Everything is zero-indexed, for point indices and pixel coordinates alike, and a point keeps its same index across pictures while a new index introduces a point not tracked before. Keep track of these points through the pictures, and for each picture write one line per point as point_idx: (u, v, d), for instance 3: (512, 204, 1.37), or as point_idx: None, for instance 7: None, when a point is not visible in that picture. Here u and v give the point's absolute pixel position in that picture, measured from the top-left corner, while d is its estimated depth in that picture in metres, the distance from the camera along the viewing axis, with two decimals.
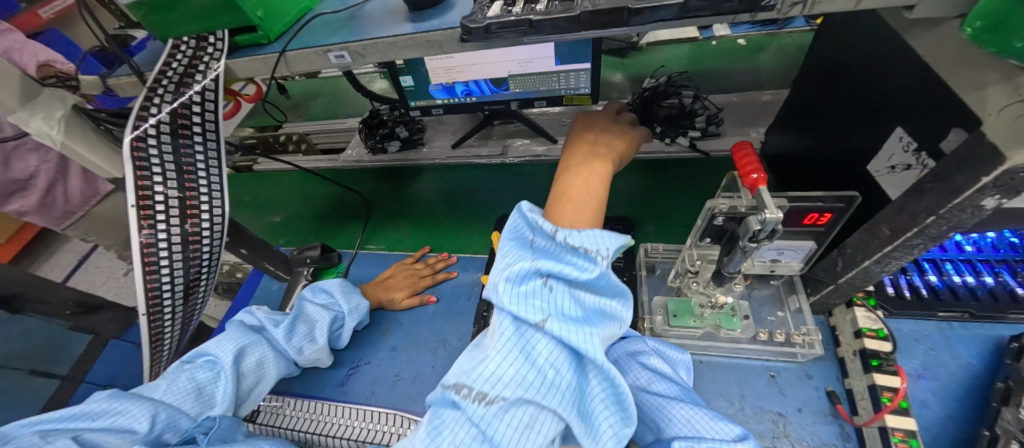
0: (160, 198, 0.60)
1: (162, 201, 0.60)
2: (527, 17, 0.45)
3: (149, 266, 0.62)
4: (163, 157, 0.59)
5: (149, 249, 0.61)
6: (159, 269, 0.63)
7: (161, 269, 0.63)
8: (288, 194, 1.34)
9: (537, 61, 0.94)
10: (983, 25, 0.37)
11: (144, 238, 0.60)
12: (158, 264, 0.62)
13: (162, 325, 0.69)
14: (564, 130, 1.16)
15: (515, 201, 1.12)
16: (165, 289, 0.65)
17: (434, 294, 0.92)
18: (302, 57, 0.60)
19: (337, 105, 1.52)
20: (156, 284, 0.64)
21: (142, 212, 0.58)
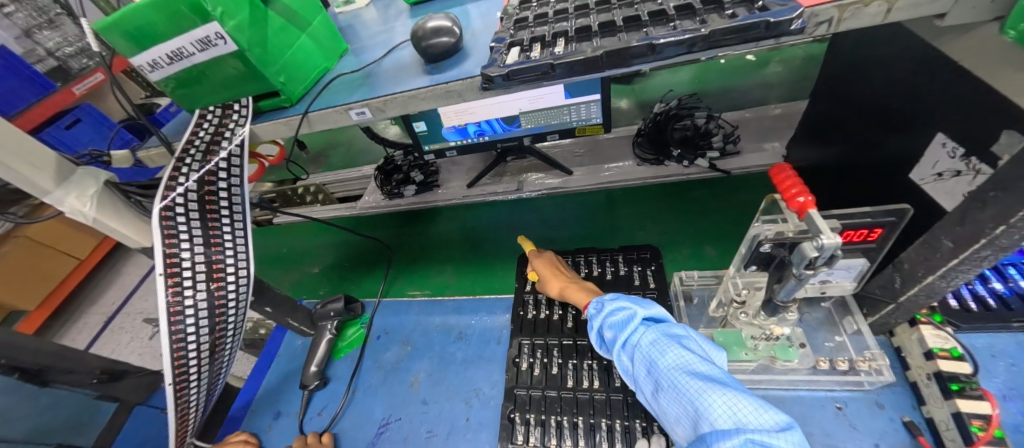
0: (188, 263, 0.59)
1: (189, 267, 0.59)
2: (548, 60, 0.45)
3: (176, 336, 0.60)
4: (191, 223, 0.59)
5: (175, 317, 0.59)
6: (186, 337, 0.61)
7: (188, 336, 0.62)
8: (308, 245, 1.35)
9: (548, 97, 0.96)
10: None
11: (172, 305, 0.58)
12: (184, 332, 0.61)
13: (188, 393, 0.67)
14: (578, 161, 1.15)
15: (534, 236, 1.11)
16: (191, 357, 0.64)
17: (462, 341, 0.89)
18: (324, 117, 0.61)
19: (353, 154, 1.55)
20: (183, 353, 0.62)
21: (170, 279, 0.57)
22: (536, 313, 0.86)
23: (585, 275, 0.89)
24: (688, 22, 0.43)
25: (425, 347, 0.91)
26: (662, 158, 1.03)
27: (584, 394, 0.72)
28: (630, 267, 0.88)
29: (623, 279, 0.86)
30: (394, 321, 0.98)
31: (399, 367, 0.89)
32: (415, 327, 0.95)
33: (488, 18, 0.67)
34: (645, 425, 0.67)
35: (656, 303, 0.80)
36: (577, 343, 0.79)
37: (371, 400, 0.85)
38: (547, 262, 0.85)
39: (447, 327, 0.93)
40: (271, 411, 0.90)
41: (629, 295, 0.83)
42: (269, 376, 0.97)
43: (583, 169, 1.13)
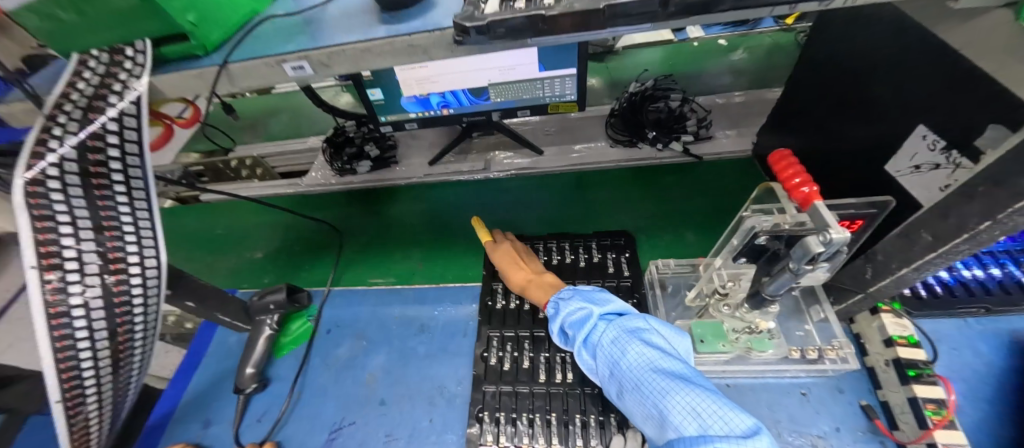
0: (72, 254, 0.45)
1: (75, 259, 0.46)
2: (539, 12, 0.37)
3: (60, 350, 0.47)
4: (71, 203, 0.45)
5: (58, 321, 0.46)
6: (76, 348, 0.48)
7: (79, 347, 0.49)
8: (244, 227, 1.19)
9: (520, 68, 0.87)
10: None
11: (52, 309, 0.45)
12: (73, 342, 0.48)
13: (86, 414, 0.54)
14: (549, 140, 1.09)
15: (500, 220, 1.04)
16: (84, 372, 0.51)
17: (424, 334, 0.82)
18: (250, 70, 0.49)
19: (297, 123, 1.38)
20: (73, 368, 0.49)
21: (47, 274, 0.43)
22: (505, 303, 0.80)
23: (558, 263, 0.84)
24: None
25: (382, 341, 0.82)
26: (635, 140, 1.02)
27: (557, 389, 0.69)
28: (604, 254, 0.84)
29: (596, 267, 0.82)
30: (346, 313, 0.88)
31: (353, 364, 0.80)
32: (371, 319, 0.86)
33: None
34: (620, 418, 0.64)
35: (630, 292, 0.77)
36: (548, 335, 0.75)
37: (321, 402, 0.76)
38: (506, 252, 0.79)
39: (407, 319, 0.85)
40: (201, 418, 0.79)
41: (603, 283, 0.79)
42: (199, 377, 0.85)
43: (554, 148, 1.08)
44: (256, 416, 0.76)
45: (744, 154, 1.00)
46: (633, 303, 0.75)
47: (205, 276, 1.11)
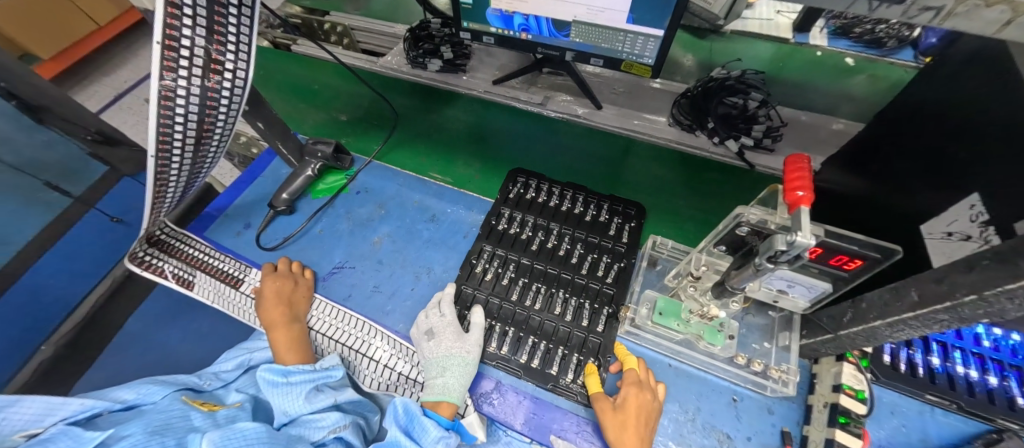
0: (186, 43, 0.56)
1: (188, 48, 0.56)
2: None
3: (165, 118, 0.60)
4: (196, 1, 0.54)
5: (167, 95, 0.58)
6: (173, 120, 0.61)
7: (175, 120, 0.61)
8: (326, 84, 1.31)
9: (609, 13, 0.87)
10: None
11: (163, 81, 0.57)
12: (172, 114, 0.60)
13: (168, 179, 0.69)
14: (613, 99, 1.08)
15: (538, 156, 1.09)
16: (175, 138, 0.63)
17: (433, 223, 0.91)
18: None
19: (395, 7, 1.43)
20: (168, 137, 0.62)
21: (166, 52, 0.55)
22: (508, 225, 0.87)
23: (567, 210, 0.88)
24: None
25: (396, 216, 0.93)
26: (695, 126, 0.97)
27: (522, 309, 0.76)
28: (611, 218, 0.87)
29: (600, 225, 0.86)
30: (376, 184, 0.99)
31: (367, 225, 0.92)
32: (394, 195, 0.97)
33: None
34: (563, 352, 0.72)
35: (619, 257, 0.81)
36: (532, 264, 0.81)
37: (333, 244, 0.89)
38: (635, 397, 0.63)
39: (423, 207, 0.94)
40: (241, 220, 0.95)
41: (599, 241, 0.83)
42: (250, 188, 1.00)
43: (615, 108, 1.06)
44: (282, 233, 0.91)
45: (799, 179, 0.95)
46: (618, 266, 0.80)
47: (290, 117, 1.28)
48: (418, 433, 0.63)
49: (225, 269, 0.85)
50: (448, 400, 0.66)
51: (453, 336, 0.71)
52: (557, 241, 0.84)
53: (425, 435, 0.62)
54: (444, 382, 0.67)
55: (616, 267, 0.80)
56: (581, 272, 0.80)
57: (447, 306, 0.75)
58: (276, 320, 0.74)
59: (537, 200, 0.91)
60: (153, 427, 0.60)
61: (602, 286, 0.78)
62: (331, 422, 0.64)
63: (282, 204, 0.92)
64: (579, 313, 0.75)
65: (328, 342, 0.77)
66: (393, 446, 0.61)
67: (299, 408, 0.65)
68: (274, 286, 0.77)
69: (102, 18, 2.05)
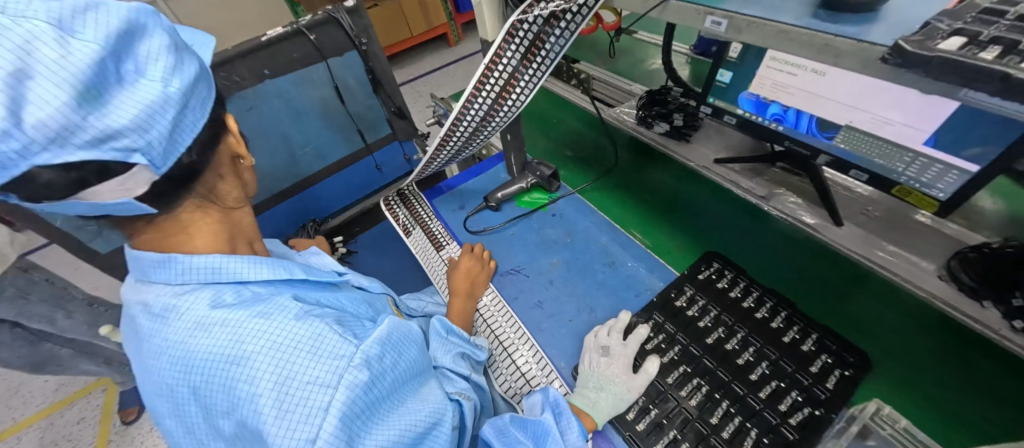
0: (501, 67, 0.74)
1: (500, 71, 0.75)
2: (1002, 69, 0.33)
3: (462, 114, 0.81)
4: (522, 41, 0.71)
5: (471, 99, 0.78)
6: (465, 116, 0.81)
7: (466, 117, 0.82)
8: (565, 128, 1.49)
9: (898, 128, 0.74)
10: None
11: (475, 90, 0.77)
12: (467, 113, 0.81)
13: (441, 153, 0.92)
14: (863, 220, 0.91)
15: (742, 246, 1.00)
16: (460, 129, 0.84)
17: (610, 268, 0.93)
18: (679, 11, 0.61)
19: (640, 71, 1.54)
20: (456, 127, 0.83)
21: (485, 72, 0.75)
22: (685, 305, 0.82)
23: (760, 319, 0.78)
24: None
25: (578, 249, 0.98)
26: (984, 293, 0.71)
27: (674, 398, 0.70)
28: (817, 351, 0.73)
29: (800, 354, 0.72)
30: (570, 213, 1.07)
31: (551, 246, 0.99)
32: (584, 229, 1.03)
33: None
34: None
35: (814, 401, 0.67)
36: (700, 357, 0.74)
37: (518, 250, 1.00)
38: None
39: (606, 251, 0.97)
40: (459, 202, 1.16)
41: (791, 370, 0.71)
42: (475, 179, 1.21)
43: (863, 231, 0.89)
44: (484, 223, 1.07)
45: None
46: (811, 411, 0.66)
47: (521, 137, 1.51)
48: (563, 427, 0.62)
49: (436, 234, 1.05)
50: (592, 416, 0.66)
51: (625, 370, 0.71)
52: (738, 346, 0.74)
53: (569, 435, 0.62)
54: (600, 399, 0.68)
55: (805, 411, 0.66)
56: (757, 394, 0.68)
57: (631, 340, 0.76)
58: (461, 290, 0.88)
59: (728, 293, 0.83)
60: (368, 299, 0.75)
61: (780, 423, 0.65)
62: (464, 391, 0.70)
63: (494, 202, 1.09)
64: (742, 439, 0.64)
65: (484, 328, 0.86)
66: (540, 426, 0.62)
67: (449, 362, 0.72)
68: (469, 263, 0.92)
69: (415, 30, 2.82)
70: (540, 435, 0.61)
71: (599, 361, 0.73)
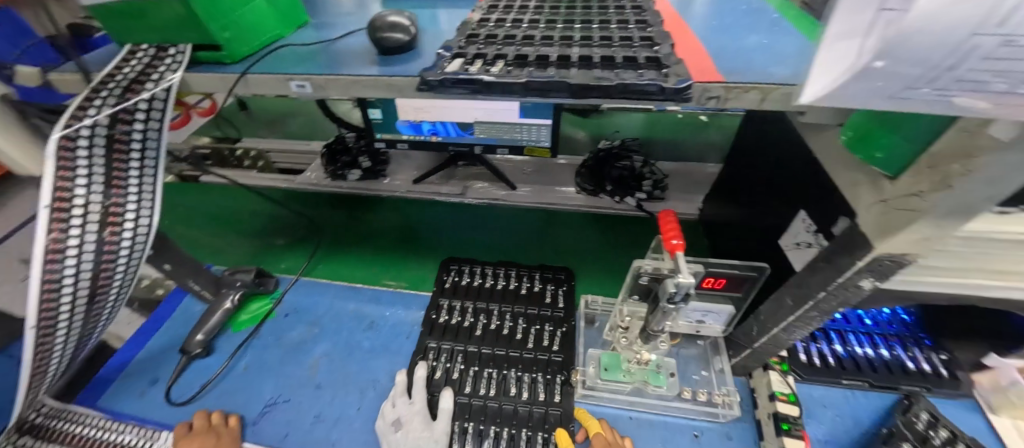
0: (79, 201, 0.57)
1: (80, 205, 0.57)
2: (481, 78, 0.48)
3: (49, 277, 0.58)
4: (93, 161, 0.57)
5: (54, 255, 0.57)
6: (60, 281, 0.59)
7: (63, 281, 0.59)
8: (255, 216, 1.24)
9: (503, 112, 1.02)
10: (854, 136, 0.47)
11: (53, 242, 0.57)
12: (59, 277, 0.59)
13: (52, 345, 0.63)
14: (525, 179, 1.21)
15: (469, 237, 1.15)
16: (63, 301, 0.61)
17: (372, 331, 0.90)
18: (263, 83, 0.60)
19: (312, 128, 1.50)
20: (54, 300, 0.59)
21: (55, 214, 0.56)
22: (448, 318, 0.89)
23: (502, 288, 0.94)
24: (603, 68, 0.49)
25: (332, 332, 0.90)
26: (598, 190, 1.13)
27: (477, 400, 0.75)
28: (544, 286, 0.95)
29: (535, 297, 0.92)
30: (304, 302, 0.96)
31: (300, 348, 0.87)
32: (327, 309, 0.95)
33: (445, 28, 0.71)
34: (530, 434, 0.71)
35: (560, 323, 0.86)
36: (480, 351, 0.82)
37: (263, 378, 0.82)
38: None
39: (361, 316, 0.93)
40: (147, 376, 0.84)
41: (538, 312, 0.89)
42: (156, 336, 0.91)
43: (527, 186, 1.19)
44: (196, 382, 0.82)
45: (689, 218, 1.14)
46: (561, 331, 0.84)
47: (196, 247, 1.16)
48: None
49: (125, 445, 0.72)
50: None
51: (422, 425, 0.69)
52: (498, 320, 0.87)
53: None
54: None
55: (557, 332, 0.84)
56: (527, 347, 0.82)
57: (416, 393, 0.73)
58: None
59: (471, 286, 0.95)
60: None
61: (550, 355, 0.81)
62: None
63: (198, 346, 0.84)
64: (535, 389, 0.76)
65: None
66: None
67: None
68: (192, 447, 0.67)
69: None
70: None
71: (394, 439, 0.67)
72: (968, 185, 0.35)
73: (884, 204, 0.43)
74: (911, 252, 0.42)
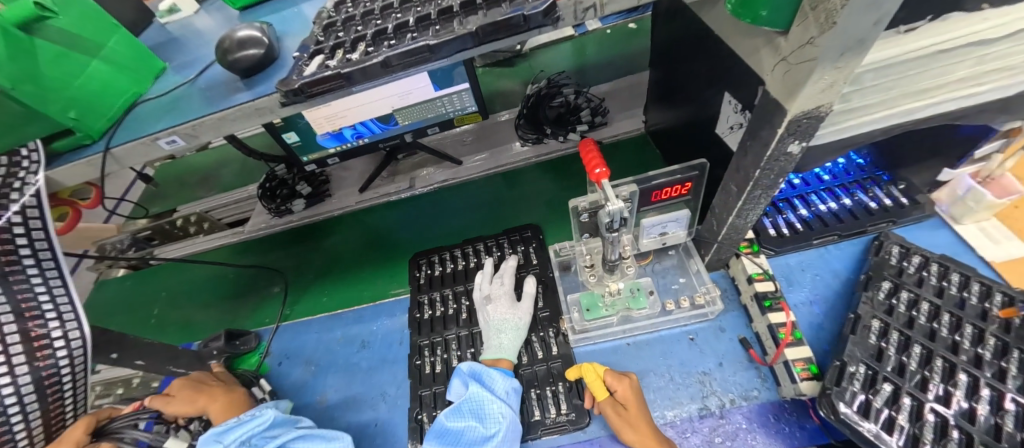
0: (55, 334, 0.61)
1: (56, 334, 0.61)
2: (338, 71, 0.45)
3: None
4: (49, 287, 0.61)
5: (51, 380, 0.61)
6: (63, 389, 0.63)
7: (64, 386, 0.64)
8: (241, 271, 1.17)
9: (416, 92, 0.89)
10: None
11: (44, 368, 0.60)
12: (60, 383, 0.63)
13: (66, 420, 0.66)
14: (467, 150, 1.17)
15: (433, 225, 1.11)
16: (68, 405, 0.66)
17: (365, 349, 0.91)
18: (131, 151, 0.55)
19: (247, 172, 1.39)
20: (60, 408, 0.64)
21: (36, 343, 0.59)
22: (432, 312, 0.90)
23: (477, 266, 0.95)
24: (463, 20, 0.45)
25: (329, 363, 0.91)
26: (541, 136, 1.10)
27: None
28: (515, 248, 0.95)
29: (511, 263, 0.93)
30: (294, 345, 0.96)
31: (305, 387, 0.88)
32: (316, 345, 0.95)
33: (309, 26, 0.63)
34: (539, 392, 0.74)
35: (540, 279, 0.88)
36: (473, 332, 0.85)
37: None
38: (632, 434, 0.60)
39: (350, 338, 0.94)
40: None
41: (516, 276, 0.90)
42: None
43: (471, 157, 1.16)
44: None
45: (637, 132, 1.11)
46: (542, 288, 0.86)
47: (184, 326, 1.09)
48: (487, 382, 0.69)
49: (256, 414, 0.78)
50: (506, 356, 0.74)
51: (510, 297, 0.82)
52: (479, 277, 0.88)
53: (495, 384, 0.69)
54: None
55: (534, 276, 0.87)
56: None
57: None
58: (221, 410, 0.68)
59: (447, 273, 0.95)
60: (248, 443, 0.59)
61: (537, 313, 0.83)
62: (494, 403, 0.66)
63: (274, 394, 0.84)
64: (533, 349, 0.79)
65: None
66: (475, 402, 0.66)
67: (486, 398, 0.66)
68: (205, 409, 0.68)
69: None
70: (474, 407, 0.66)
71: (487, 309, 0.81)
72: (850, 16, 0.32)
73: (785, 63, 0.40)
74: (821, 104, 0.41)
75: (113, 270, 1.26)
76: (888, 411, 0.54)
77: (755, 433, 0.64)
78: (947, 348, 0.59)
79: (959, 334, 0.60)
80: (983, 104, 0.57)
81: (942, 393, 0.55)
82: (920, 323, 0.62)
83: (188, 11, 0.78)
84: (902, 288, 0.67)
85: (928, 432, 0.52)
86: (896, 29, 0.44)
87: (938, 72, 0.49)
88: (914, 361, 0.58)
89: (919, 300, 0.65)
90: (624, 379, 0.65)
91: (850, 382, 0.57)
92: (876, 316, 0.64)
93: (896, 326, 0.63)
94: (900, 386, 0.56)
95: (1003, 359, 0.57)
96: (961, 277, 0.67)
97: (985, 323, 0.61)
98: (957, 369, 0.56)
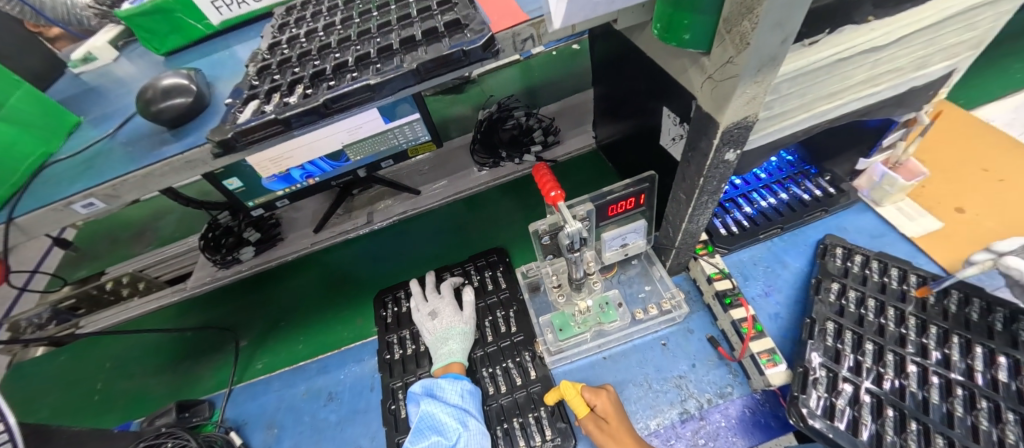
0: None
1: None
2: (277, 115, 0.43)
3: None
4: None
5: None
6: None
7: None
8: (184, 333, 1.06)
9: (365, 126, 0.88)
10: (662, 26, 0.40)
11: None
12: None
13: None
14: (423, 179, 1.15)
15: (395, 259, 1.07)
16: None
17: (334, 401, 0.85)
18: (41, 219, 0.49)
19: (186, 222, 1.29)
20: None
21: None
22: (403, 351, 0.86)
23: None
24: (404, 57, 0.45)
25: (293, 421, 0.84)
26: (497, 160, 1.11)
27: None
28: (482, 274, 0.94)
29: (480, 289, 0.91)
30: (252, 408, 0.88)
31: None
32: (278, 404, 0.87)
33: (243, 69, 0.60)
34: (522, 421, 0.72)
35: (511, 303, 0.87)
36: None
37: None
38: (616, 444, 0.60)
39: (315, 391, 0.87)
40: None
41: (486, 302, 0.88)
42: None
43: (429, 186, 1.14)
44: None
45: (589, 148, 1.15)
46: (513, 312, 0.85)
47: (119, 403, 0.97)
48: (440, 394, 0.70)
49: None
50: (457, 359, 0.75)
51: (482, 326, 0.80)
52: (415, 299, 0.87)
53: (447, 395, 0.69)
54: None
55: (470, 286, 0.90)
56: (488, 341, 0.82)
57: None
58: None
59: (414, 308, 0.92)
60: None
61: (511, 339, 0.82)
62: (453, 415, 0.66)
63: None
64: (511, 376, 0.77)
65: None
66: (431, 418, 0.67)
67: (444, 412, 0.66)
68: None
69: None
70: (432, 423, 0.66)
71: (459, 340, 0.79)
72: (761, 37, 0.34)
73: (712, 80, 0.43)
74: (748, 114, 0.44)
75: (30, 349, 1.11)
76: (851, 410, 0.58)
77: (734, 429, 0.65)
78: (895, 343, 0.64)
79: (905, 327, 0.66)
80: (882, 101, 0.64)
81: (897, 386, 0.59)
82: (868, 319, 0.67)
83: (106, 60, 0.72)
84: (849, 288, 0.72)
85: (888, 427, 0.56)
86: (801, 42, 0.47)
87: (844, 77, 0.55)
88: (868, 358, 0.63)
89: (866, 297, 0.70)
90: (601, 392, 0.65)
91: (815, 386, 0.60)
92: (830, 318, 0.68)
93: (848, 325, 0.67)
94: (859, 384, 0.60)
95: (945, 347, 0.63)
96: (899, 271, 0.72)
97: (924, 313, 0.66)
98: (907, 361, 0.62)
